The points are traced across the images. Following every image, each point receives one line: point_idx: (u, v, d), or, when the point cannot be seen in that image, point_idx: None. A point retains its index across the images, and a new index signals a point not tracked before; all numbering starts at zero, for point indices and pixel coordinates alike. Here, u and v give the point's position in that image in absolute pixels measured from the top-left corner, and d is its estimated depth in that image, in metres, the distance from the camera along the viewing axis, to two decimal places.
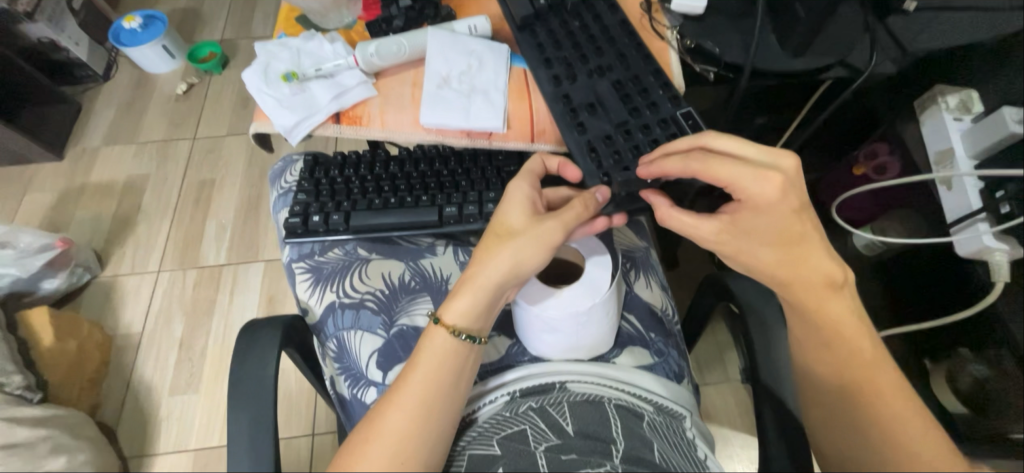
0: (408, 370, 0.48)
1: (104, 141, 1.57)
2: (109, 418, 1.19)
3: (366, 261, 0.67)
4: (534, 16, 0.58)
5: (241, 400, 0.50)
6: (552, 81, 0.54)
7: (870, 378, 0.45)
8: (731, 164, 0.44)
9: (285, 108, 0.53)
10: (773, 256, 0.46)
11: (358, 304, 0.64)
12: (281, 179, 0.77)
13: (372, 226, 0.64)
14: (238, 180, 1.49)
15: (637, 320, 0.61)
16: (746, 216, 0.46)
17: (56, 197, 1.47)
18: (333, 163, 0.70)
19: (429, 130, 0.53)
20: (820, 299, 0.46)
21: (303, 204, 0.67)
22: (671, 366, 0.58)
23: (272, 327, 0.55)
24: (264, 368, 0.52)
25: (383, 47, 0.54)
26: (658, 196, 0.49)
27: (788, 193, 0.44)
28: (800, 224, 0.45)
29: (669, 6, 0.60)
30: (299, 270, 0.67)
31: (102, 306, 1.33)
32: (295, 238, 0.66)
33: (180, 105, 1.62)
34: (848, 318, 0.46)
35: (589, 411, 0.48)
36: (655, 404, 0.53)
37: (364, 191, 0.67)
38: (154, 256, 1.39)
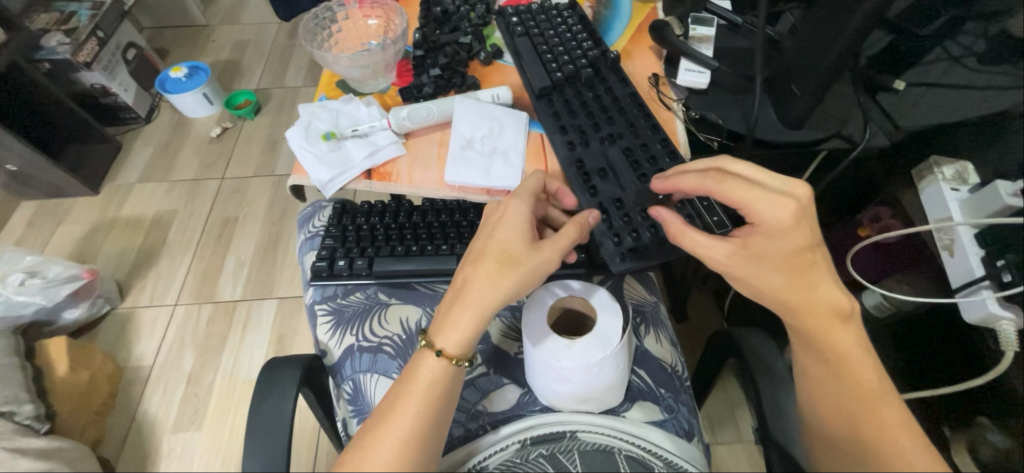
0: (400, 400, 0.47)
1: (139, 178, 1.66)
2: (110, 452, 1.18)
3: (386, 306, 0.69)
4: (551, 87, 0.64)
5: (256, 440, 0.51)
6: (567, 146, 0.59)
7: (874, 417, 0.44)
8: (748, 188, 0.45)
9: (323, 165, 0.58)
10: (784, 281, 0.46)
11: (375, 348, 0.66)
12: (309, 223, 0.82)
13: (393, 271, 0.68)
14: (260, 219, 1.55)
15: (647, 374, 0.62)
16: (759, 239, 0.46)
17: (87, 230, 1.54)
18: (360, 212, 0.76)
19: (452, 187, 0.57)
20: (826, 326, 0.46)
21: (330, 248, 0.72)
22: (681, 422, 0.58)
23: (292, 367, 0.57)
24: (281, 408, 0.53)
25: (415, 111, 0.60)
26: (666, 211, 0.49)
27: (800, 221, 0.44)
28: (810, 252, 0.45)
29: (676, 81, 0.66)
30: (321, 312, 0.70)
31: (117, 337, 1.35)
32: (320, 281, 0.70)
33: (212, 147, 1.73)
34: (855, 354, 0.46)
35: (599, 461, 0.51)
36: (664, 460, 0.52)
37: (387, 239, 0.71)
38: (172, 289, 1.43)
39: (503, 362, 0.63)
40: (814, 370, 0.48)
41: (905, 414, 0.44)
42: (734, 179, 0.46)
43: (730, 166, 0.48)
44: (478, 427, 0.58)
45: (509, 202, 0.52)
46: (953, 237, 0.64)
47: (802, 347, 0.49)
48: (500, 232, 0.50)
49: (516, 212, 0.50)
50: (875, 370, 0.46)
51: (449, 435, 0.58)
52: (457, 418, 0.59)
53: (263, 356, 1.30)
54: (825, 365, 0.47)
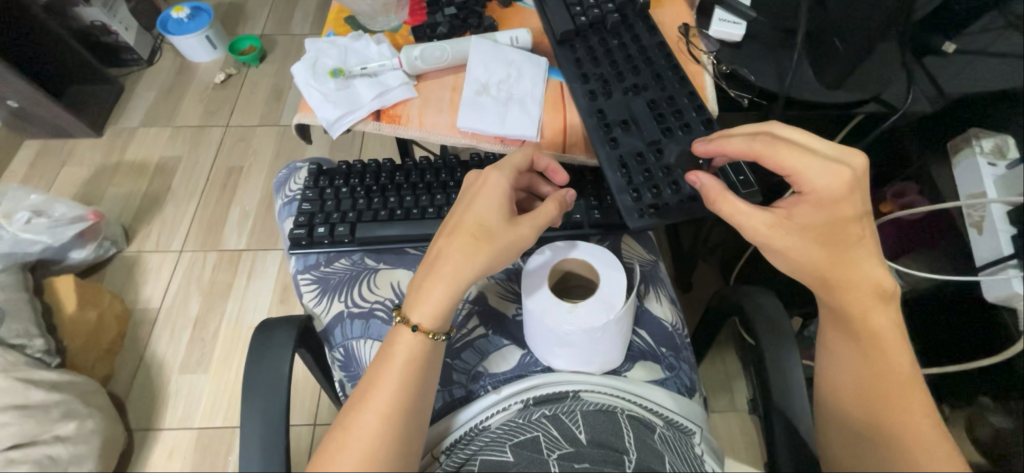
0: (379, 375, 0.47)
1: (143, 122, 1.63)
2: (120, 389, 1.21)
3: (374, 271, 0.68)
4: (574, 32, 0.60)
5: (256, 386, 0.52)
6: (588, 96, 0.55)
7: (898, 400, 0.43)
8: (800, 154, 0.44)
9: (330, 103, 0.55)
10: (827, 257, 0.44)
11: (367, 313, 0.65)
12: (286, 187, 0.80)
13: (378, 236, 0.68)
14: (265, 169, 1.53)
15: (648, 334, 0.61)
16: (805, 210, 0.45)
17: (91, 172, 1.53)
18: (338, 173, 0.74)
19: (464, 134, 0.55)
20: (865, 305, 0.44)
21: (308, 215, 0.70)
22: (682, 380, 0.58)
23: (288, 328, 0.56)
24: (281, 358, 0.53)
25: (428, 51, 0.56)
26: (707, 176, 0.47)
27: (854, 190, 0.44)
28: (858, 226, 0.45)
29: (707, 33, 0.62)
30: (305, 281, 0.68)
31: (124, 279, 1.37)
32: (300, 249, 0.69)
33: (217, 94, 1.68)
34: (890, 336, 0.45)
35: (602, 420, 0.49)
36: (665, 419, 0.53)
37: (368, 203, 0.70)
38: (178, 235, 1.43)
39: (501, 322, 0.62)
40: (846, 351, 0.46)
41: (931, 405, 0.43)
42: (785, 146, 0.45)
43: (777, 131, 0.47)
44: (480, 388, 0.58)
45: (487, 176, 0.51)
46: (984, 214, 0.61)
47: (835, 323, 0.47)
48: (478, 206, 0.49)
49: (496, 186, 0.50)
50: (907, 358, 0.44)
51: (451, 395, 0.58)
52: (458, 379, 0.59)
53: (268, 305, 1.31)
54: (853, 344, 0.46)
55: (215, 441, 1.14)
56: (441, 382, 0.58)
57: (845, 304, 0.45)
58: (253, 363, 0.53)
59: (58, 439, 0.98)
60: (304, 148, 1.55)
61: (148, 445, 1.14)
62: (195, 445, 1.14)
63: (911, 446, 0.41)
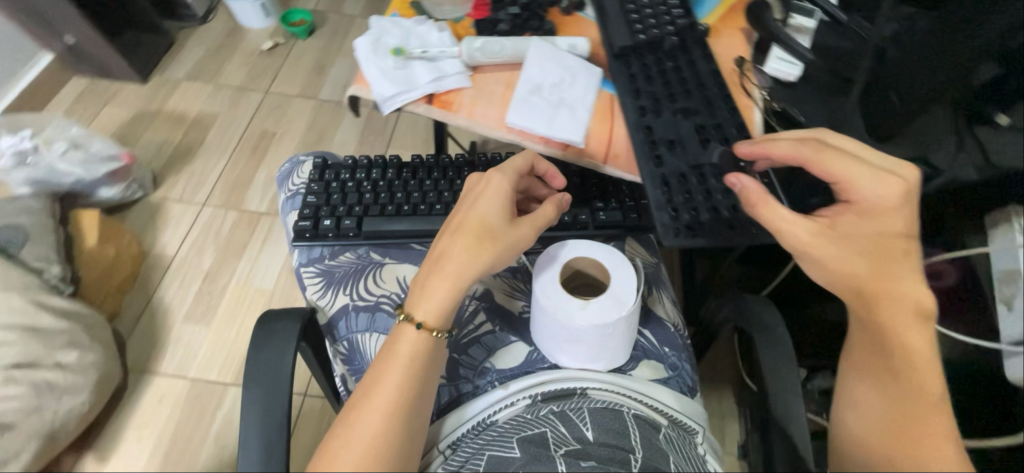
0: (383, 370, 0.47)
1: (187, 76, 1.67)
2: (123, 328, 1.23)
3: (380, 265, 0.69)
4: (632, 48, 0.61)
5: (262, 360, 0.52)
6: (638, 112, 0.56)
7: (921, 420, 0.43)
8: (848, 162, 0.46)
9: (387, 80, 0.56)
10: (869, 268, 0.45)
11: (373, 306, 0.66)
12: (288, 181, 0.80)
13: (383, 232, 0.70)
14: (296, 138, 1.56)
15: (652, 335, 0.61)
16: (850, 219, 0.47)
17: (131, 115, 1.57)
18: (343, 167, 0.76)
19: (511, 130, 0.56)
20: (901, 323, 0.44)
21: (312, 207, 0.72)
22: (684, 379, 0.59)
23: (293, 318, 0.55)
24: (286, 342, 0.53)
25: (488, 45, 0.58)
26: (748, 177, 0.48)
27: (903, 203, 0.45)
28: (902, 242, 0.45)
29: (762, 68, 0.62)
30: (308, 274, 0.69)
31: (145, 223, 1.39)
32: (304, 241, 0.70)
33: (262, 60, 1.72)
34: (924, 357, 0.44)
35: (608, 419, 0.49)
36: (669, 418, 0.54)
37: (374, 199, 0.72)
38: (203, 189, 1.45)
39: (508, 319, 0.63)
40: (875, 384, 0.45)
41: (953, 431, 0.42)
42: (835, 152, 0.47)
43: (828, 139, 0.49)
44: (486, 383, 0.58)
45: (490, 177, 0.52)
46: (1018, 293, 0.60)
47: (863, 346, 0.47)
48: (479, 205, 0.50)
49: (497, 189, 0.50)
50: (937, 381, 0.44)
51: (458, 390, 0.58)
52: (465, 375, 0.59)
53: (278, 270, 1.33)
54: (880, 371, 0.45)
55: (206, 394, 1.15)
56: (447, 377, 0.58)
57: (880, 320, 0.45)
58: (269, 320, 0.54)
59: (59, 366, 1.00)
60: (337, 125, 1.58)
61: (141, 387, 1.16)
62: (186, 396, 1.15)
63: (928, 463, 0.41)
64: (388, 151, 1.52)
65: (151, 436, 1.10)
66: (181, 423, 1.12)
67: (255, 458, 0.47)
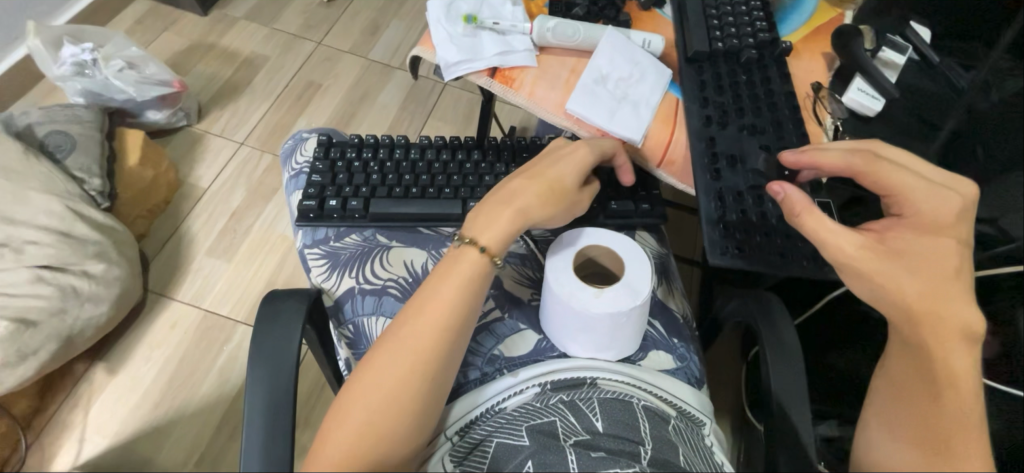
0: (435, 287, 0.48)
1: (246, 15, 1.69)
2: (149, 250, 1.27)
3: (387, 248, 0.69)
4: (707, 54, 0.58)
5: (268, 339, 0.52)
6: (703, 121, 0.54)
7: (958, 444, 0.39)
8: (900, 173, 0.45)
9: (454, 45, 0.55)
10: (920, 289, 0.42)
11: (379, 290, 0.65)
12: (291, 159, 0.80)
13: (390, 213, 0.70)
14: (341, 94, 1.56)
15: (661, 326, 0.61)
16: (902, 233, 0.44)
17: (187, 45, 1.60)
18: (349, 145, 0.76)
19: (568, 117, 0.54)
20: (950, 344, 0.41)
21: (318, 187, 0.72)
22: (691, 371, 0.59)
23: (296, 300, 0.55)
24: (294, 323, 0.53)
25: (562, 27, 0.56)
26: (793, 186, 0.47)
27: (959, 220, 0.44)
28: (955, 260, 0.43)
29: (839, 98, 0.59)
30: (313, 256, 0.68)
31: (184, 152, 1.42)
32: (308, 222, 0.70)
33: (320, 11, 1.73)
34: (970, 386, 0.40)
35: (618, 410, 0.49)
36: (679, 410, 0.55)
37: (382, 181, 0.73)
38: (244, 129, 1.48)
39: (518, 304, 0.61)
40: (910, 409, 0.41)
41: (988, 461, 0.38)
42: (888, 163, 0.46)
43: (882, 150, 0.47)
44: (494, 371, 0.56)
45: (578, 147, 0.53)
46: None
47: (905, 361, 0.43)
48: (557, 164, 0.52)
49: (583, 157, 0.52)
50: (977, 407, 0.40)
51: (465, 377, 0.56)
52: (473, 361, 0.57)
53: None
54: (920, 391, 0.41)
55: (217, 327, 1.18)
56: None
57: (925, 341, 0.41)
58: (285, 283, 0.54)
59: (86, 274, 1.03)
60: (381, 87, 1.58)
61: (157, 309, 1.19)
62: (198, 325, 1.18)
63: None
64: (427, 121, 1.52)
65: (160, 358, 1.14)
66: (189, 350, 1.15)
67: (259, 401, 0.49)
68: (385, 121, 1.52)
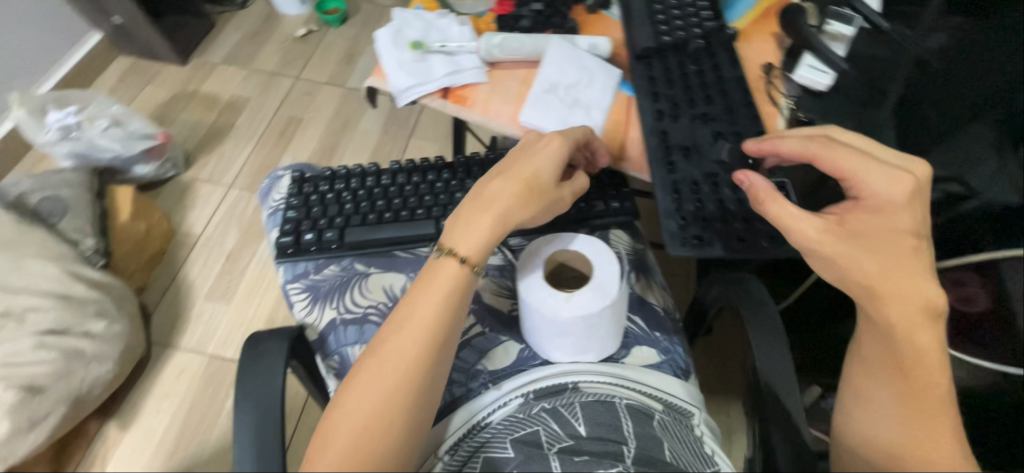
0: (415, 304, 0.48)
1: (224, 60, 1.72)
2: (150, 301, 1.29)
3: (365, 275, 0.71)
4: (655, 49, 0.59)
5: (251, 382, 0.53)
6: (655, 115, 0.55)
7: (929, 422, 0.41)
8: (857, 157, 0.44)
9: (403, 72, 0.56)
10: (882, 266, 0.42)
11: (360, 318, 0.67)
12: (268, 197, 0.82)
13: (366, 240, 0.71)
14: (323, 126, 1.59)
15: (643, 321, 0.62)
16: (860, 216, 0.44)
17: (170, 96, 1.64)
18: (321, 179, 0.77)
19: (524, 127, 0.55)
20: (913, 323, 0.41)
21: (294, 222, 0.73)
22: (678, 362, 0.60)
23: (279, 342, 0.57)
24: (275, 361, 0.55)
25: (507, 41, 0.57)
26: (756, 175, 0.47)
27: (914, 201, 0.43)
28: (913, 241, 0.43)
29: (790, 76, 0.60)
30: (295, 290, 0.70)
31: (175, 200, 1.45)
32: (288, 257, 0.71)
33: (295, 47, 1.76)
34: (935, 360, 0.42)
35: (600, 412, 0.50)
36: (665, 403, 0.55)
37: (356, 209, 0.74)
38: (231, 171, 1.50)
39: (499, 318, 0.62)
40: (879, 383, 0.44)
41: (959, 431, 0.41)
42: (844, 149, 0.45)
43: (837, 135, 0.46)
44: (479, 385, 0.57)
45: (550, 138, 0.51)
46: None
47: (873, 340, 0.45)
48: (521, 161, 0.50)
49: (554, 145, 0.50)
50: (945, 381, 0.42)
51: (451, 394, 0.57)
52: (458, 379, 0.58)
53: None
54: (885, 368, 0.44)
55: (221, 371, 1.19)
56: None
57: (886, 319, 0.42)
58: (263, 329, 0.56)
59: (89, 334, 1.05)
60: (361, 115, 1.61)
61: (163, 359, 1.21)
62: (203, 370, 1.20)
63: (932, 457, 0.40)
64: (410, 142, 1.54)
65: (169, 408, 1.15)
66: (197, 397, 1.16)
67: (247, 440, 0.50)
68: (368, 148, 1.54)
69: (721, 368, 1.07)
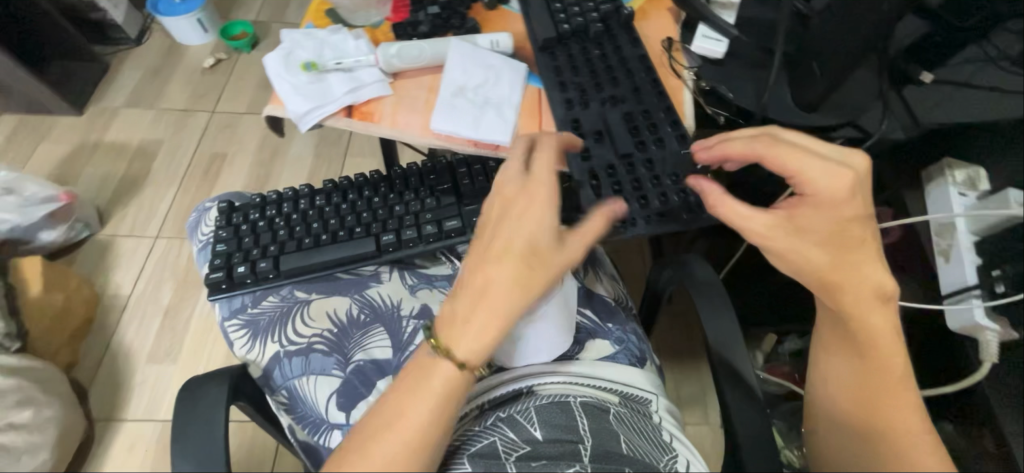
0: (408, 404, 0.44)
1: (126, 103, 1.59)
2: (83, 377, 1.18)
3: (307, 303, 0.67)
4: (556, 39, 0.59)
5: (188, 439, 0.49)
6: (565, 105, 0.55)
7: (889, 396, 0.45)
8: (799, 156, 0.43)
9: (300, 95, 0.54)
10: (829, 258, 0.43)
11: (306, 349, 0.63)
12: (197, 230, 0.76)
13: (304, 266, 0.67)
14: (249, 158, 1.50)
15: (594, 314, 0.64)
16: (807, 212, 0.43)
17: (70, 150, 1.49)
18: (251, 207, 0.73)
19: (437, 135, 0.54)
20: (867, 308, 0.44)
21: (224, 256, 0.68)
22: (632, 351, 0.61)
23: (218, 386, 0.53)
24: (215, 408, 0.51)
25: (405, 50, 0.56)
26: (705, 180, 0.46)
27: (856, 194, 0.42)
28: (858, 229, 0.43)
29: (689, 48, 0.61)
30: (232, 327, 0.65)
31: (95, 263, 1.33)
32: (222, 293, 0.67)
33: (205, 78, 1.65)
34: (891, 340, 0.45)
35: (555, 414, 0.51)
36: (621, 394, 0.56)
37: (291, 235, 0.70)
38: (154, 221, 1.39)
39: None
40: (843, 363, 0.48)
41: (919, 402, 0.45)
42: (785, 146, 0.44)
43: (781, 134, 0.45)
44: None
45: (535, 192, 0.44)
46: (951, 243, 0.63)
47: (834, 325, 0.48)
48: (501, 228, 0.44)
49: (540, 198, 0.44)
50: (903, 357, 0.45)
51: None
52: None
53: None
54: (848, 351, 0.48)
55: None
56: None
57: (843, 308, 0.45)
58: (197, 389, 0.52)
59: (11, 427, 0.94)
60: (289, 141, 1.53)
61: (109, 435, 1.11)
62: (157, 438, 1.11)
63: (895, 430, 0.44)
64: (346, 161, 1.48)
65: None
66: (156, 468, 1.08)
67: None
68: (302, 173, 1.47)
69: (686, 334, 1.11)
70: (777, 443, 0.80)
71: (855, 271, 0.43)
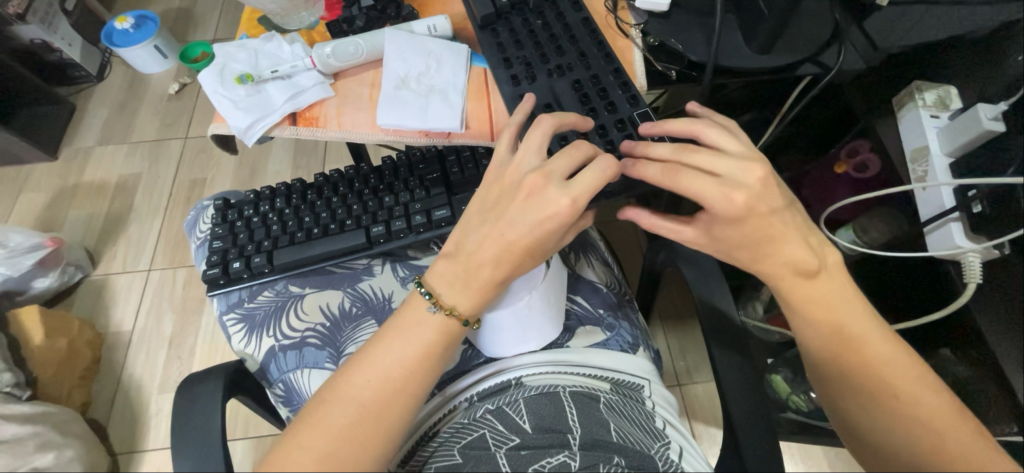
0: (387, 341, 0.46)
1: (98, 141, 1.57)
2: (100, 415, 1.19)
3: (301, 298, 0.66)
4: (495, 14, 0.58)
5: (185, 453, 0.49)
6: (512, 82, 0.54)
7: (872, 357, 0.45)
8: (695, 179, 0.43)
9: (240, 110, 0.53)
10: (748, 257, 0.46)
11: (299, 343, 0.63)
12: (195, 229, 0.76)
13: (297, 261, 0.65)
14: (228, 180, 1.49)
15: (585, 300, 0.63)
16: (723, 228, 0.45)
17: (51, 197, 1.48)
18: (246, 203, 0.70)
19: (386, 131, 0.53)
20: (794, 282, 0.46)
21: (220, 252, 0.67)
22: (624, 337, 0.61)
23: (213, 380, 0.54)
24: (210, 411, 0.52)
25: (340, 48, 0.54)
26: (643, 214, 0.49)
27: (751, 209, 0.42)
28: (773, 224, 0.43)
29: (633, 5, 0.60)
30: (231, 321, 0.66)
31: (93, 304, 1.33)
32: (220, 288, 0.66)
33: (173, 105, 1.63)
34: (837, 300, 0.46)
35: (544, 405, 0.51)
36: (612, 381, 0.56)
37: (284, 229, 0.67)
38: (145, 255, 1.39)
39: None
40: (812, 337, 0.47)
41: (893, 345, 0.45)
42: (688, 173, 0.43)
43: (689, 160, 0.44)
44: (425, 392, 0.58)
45: (553, 188, 0.44)
46: (926, 168, 0.59)
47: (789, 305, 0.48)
48: (513, 225, 0.45)
49: (556, 206, 0.43)
50: (858, 315, 0.46)
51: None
52: None
53: None
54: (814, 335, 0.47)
55: None
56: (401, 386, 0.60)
57: (788, 290, 0.47)
58: (189, 407, 0.52)
59: None
60: (266, 155, 1.51)
61: (134, 467, 1.14)
62: None
63: (896, 390, 0.44)
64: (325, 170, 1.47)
65: None
66: None
67: None
68: None
69: (683, 296, 1.11)
70: (783, 391, 0.81)
71: (776, 255, 0.44)
